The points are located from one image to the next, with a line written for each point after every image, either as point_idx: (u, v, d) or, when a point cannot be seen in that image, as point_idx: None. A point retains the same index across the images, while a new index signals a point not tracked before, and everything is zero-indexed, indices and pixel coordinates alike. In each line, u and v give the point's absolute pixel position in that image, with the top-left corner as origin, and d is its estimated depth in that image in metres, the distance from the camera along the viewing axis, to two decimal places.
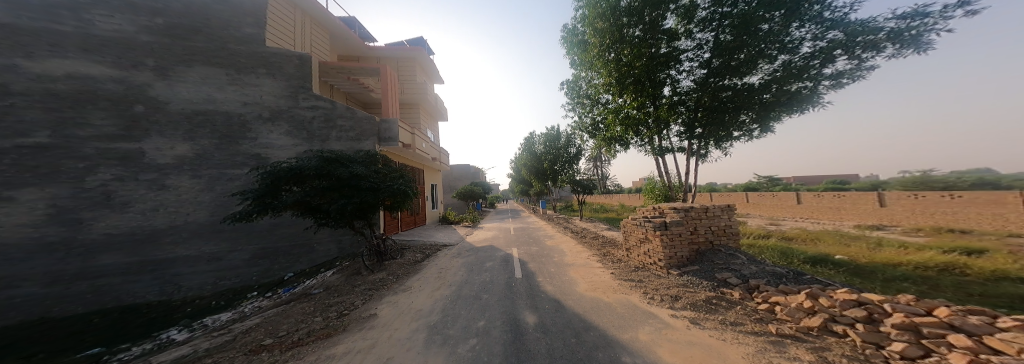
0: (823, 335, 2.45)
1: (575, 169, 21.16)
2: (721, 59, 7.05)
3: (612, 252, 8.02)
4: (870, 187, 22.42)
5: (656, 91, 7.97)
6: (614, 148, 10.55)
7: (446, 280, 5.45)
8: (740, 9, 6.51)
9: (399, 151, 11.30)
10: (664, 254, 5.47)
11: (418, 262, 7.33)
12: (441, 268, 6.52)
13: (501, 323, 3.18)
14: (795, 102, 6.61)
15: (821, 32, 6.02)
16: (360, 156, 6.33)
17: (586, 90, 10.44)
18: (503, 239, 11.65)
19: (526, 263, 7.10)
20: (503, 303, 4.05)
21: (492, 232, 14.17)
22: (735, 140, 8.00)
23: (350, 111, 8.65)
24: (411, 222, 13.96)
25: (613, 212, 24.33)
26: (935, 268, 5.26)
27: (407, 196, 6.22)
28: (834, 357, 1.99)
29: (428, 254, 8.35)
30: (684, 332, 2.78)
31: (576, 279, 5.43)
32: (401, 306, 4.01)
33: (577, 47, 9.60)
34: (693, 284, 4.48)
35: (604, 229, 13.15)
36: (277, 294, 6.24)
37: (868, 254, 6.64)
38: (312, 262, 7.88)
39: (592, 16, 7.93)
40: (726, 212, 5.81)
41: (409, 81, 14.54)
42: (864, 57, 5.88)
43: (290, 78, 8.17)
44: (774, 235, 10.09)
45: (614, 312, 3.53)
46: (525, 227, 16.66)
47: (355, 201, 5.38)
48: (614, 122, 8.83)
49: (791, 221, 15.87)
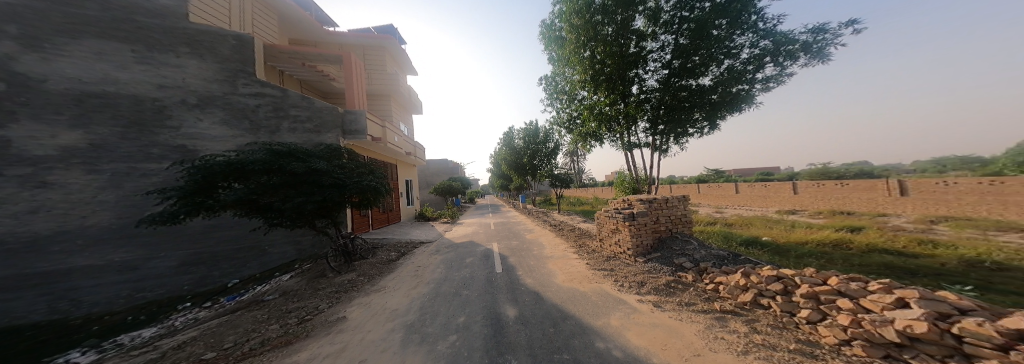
0: (754, 309, 2.84)
1: (553, 163, 21.61)
2: (680, 61, 7.57)
3: (588, 244, 8.39)
4: (790, 178, 26.30)
5: (626, 88, 8.38)
6: (589, 143, 10.94)
7: (423, 279, 5.27)
8: (696, 15, 7.04)
9: (367, 145, 10.66)
10: (632, 243, 5.88)
11: (392, 261, 7.03)
12: (418, 267, 6.33)
13: (481, 318, 3.19)
14: (735, 102, 7.44)
15: (756, 40, 6.75)
16: (321, 151, 5.86)
17: (563, 86, 10.60)
18: (483, 234, 11.62)
19: (506, 257, 7.17)
20: (483, 298, 4.04)
21: (472, 227, 14.09)
22: (691, 136, 8.71)
23: (305, 100, 7.98)
24: (383, 220, 13.34)
25: (590, 205, 25.37)
26: (828, 243, 6.33)
27: (379, 193, 5.97)
28: (762, 327, 2.30)
29: (403, 252, 8.06)
30: (648, 315, 3.02)
31: (554, 270, 5.62)
32: (374, 307, 3.83)
33: (555, 43, 9.73)
34: (655, 270, 4.88)
35: (581, 222, 13.68)
36: (222, 302, 5.57)
37: (787, 234, 7.76)
38: (262, 266, 7.22)
39: (569, 11, 8.05)
40: (682, 202, 6.34)
41: (378, 71, 13.66)
42: (786, 65, 6.73)
43: (224, 60, 7.26)
44: (718, 221, 11.36)
45: (590, 301, 3.73)
46: (506, 221, 16.74)
47: (316, 200, 5.00)
48: (589, 118, 9.20)
49: (733, 208, 17.99)
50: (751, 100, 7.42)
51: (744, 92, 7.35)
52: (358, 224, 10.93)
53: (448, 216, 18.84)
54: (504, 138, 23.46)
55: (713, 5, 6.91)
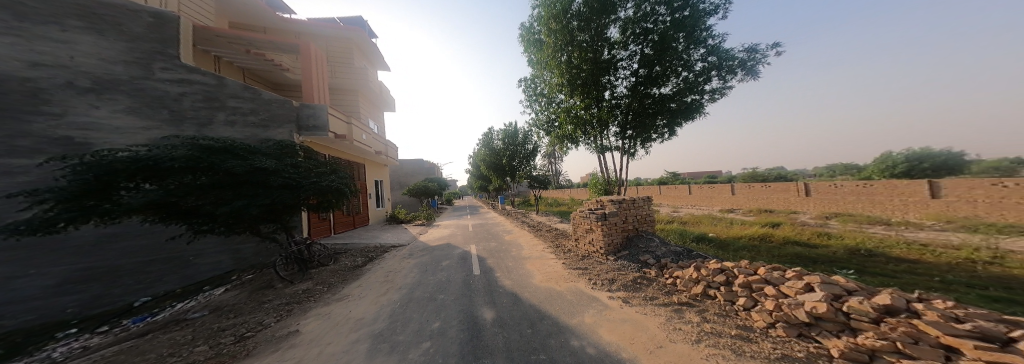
0: (703, 299, 3.14)
1: (532, 164, 21.94)
2: (646, 70, 8.12)
3: (564, 243, 8.60)
4: (730, 180, 30.31)
5: (599, 93, 8.76)
6: (567, 145, 11.29)
7: (394, 284, 5.03)
8: (659, 28, 7.62)
9: (328, 142, 9.85)
10: (604, 242, 6.15)
11: (357, 267, 6.58)
12: (389, 272, 6.01)
13: (457, 322, 3.10)
14: (690, 111, 8.18)
15: (707, 54, 7.50)
16: (267, 148, 5.40)
17: (542, 88, 10.81)
18: (460, 236, 11.34)
19: (485, 259, 7.05)
20: (460, 302, 3.92)
21: (450, 230, 13.75)
22: (654, 141, 9.34)
23: (248, 91, 7.01)
24: (346, 223, 12.41)
25: (568, 206, 26.15)
26: (755, 236, 7.47)
27: (342, 195, 5.64)
28: (711, 316, 2.56)
29: (370, 257, 7.57)
30: (618, 311, 3.17)
31: (532, 271, 5.65)
32: (334, 317, 3.56)
33: (533, 46, 9.93)
34: (624, 268, 5.16)
35: (558, 223, 13.99)
36: (126, 324, 4.17)
37: (726, 230, 8.73)
38: (184, 279, 5.84)
39: (547, 16, 8.32)
40: (646, 203, 6.78)
41: (343, 64, 12.80)
42: (728, 79, 7.60)
43: (135, 38, 5.82)
44: (675, 220, 12.42)
45: (564, 300, 3.81)
46: (484, 222, 16.60)
47: (262, 203, 4.48)
48: (566, 121, 9.66)
49: (691, 208, 19.85)
50: (703, 110, 8.21)
51: (696, 102, 8.12)
52: (315, 228, 10.02)
53: (423, 217, 18.13)
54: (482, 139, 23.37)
55: (673, 20, 7.55)
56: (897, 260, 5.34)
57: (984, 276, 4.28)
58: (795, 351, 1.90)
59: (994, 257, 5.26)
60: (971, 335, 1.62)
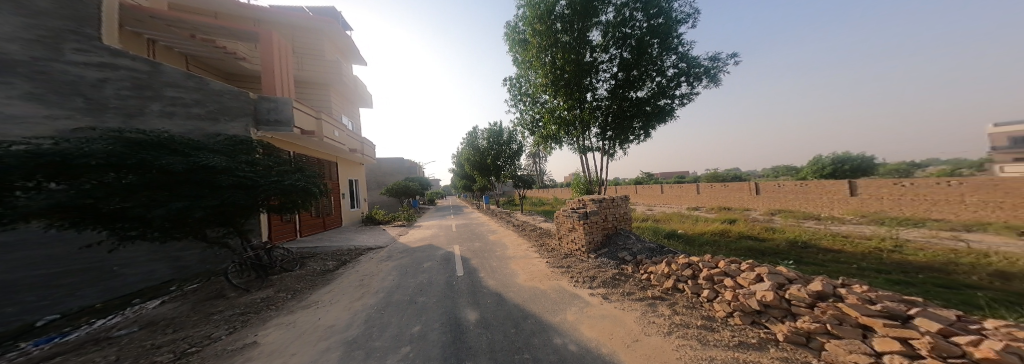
0: (672, 293, 3.83)
1: (517, 164, 21.99)
2: (624, 73, 8.49)
3: (548, 242, 8.74)
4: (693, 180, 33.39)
5: (582, 95, 8.94)
6: (550, 145, 11.43)
7: (371, 288, 4.76)
8: (636, 34, 8.06)
9: (294, 138, 9.08)
10: (585, 240, 6.35)
11: (328, 272, 6.10)
12: (365, 275, 5.69)
13: (439, 325, 3.02)
14: (662, 114, 8.69)
15: (677, 62, 8.05)
16: (216, 145, 4.66)
17: (526, 88, 10.83)
18: (444, 237, 11.09)
19: (469, 259, 6.95)
20: (442, 303, 3.85)
21: (432, 230, 13.46)
22: (632, 143, 9.68)
23: (193, 79, 5.85)
24: (314, 225, 11.54)
25: (550, 205, 26.90)
26: (717, 232, 9.37)
27: (310, 195, 5.25)
28: (679, 309, 3.24)
29: (344, 261, 7.13)
30: (598, 307, 3.39)
31: (516, 270, 5.66)
32: (302, 326, 3.20)
33: (518, 45, 9.98)
34: (604, 265, 5.38)
35: (542, 222, 14.23)
36: (23, 347, 2.96)
37: (692, 227, 10.38)
38: (109, 293, 4.41)
39: (532, 16, 8.55)
40: (624, 202, 7.10)
41: (311, 56, 11.91)
42: (695, 86, 8.21)
43: (36, 11, 4.45)
44: (648, 218, 13.29)
45: (548, 298, 3.87)
46: (468, 222, 16.54)
47: (214, 206, 3.86)
48: (550, 121, 9.82)
49: (663, 207, 21.17)
50: (674, 114, 8.74)
51: (668, 106, 8.64)
52: (276, 231, 9.16)
53: (403, 218, 17.54)
54: (466, 138, 23.11)
55: (648, 27, 7.99)
56: (824, 258, 6.30)
57: (883, 269, 5.36)
58: (749, 337, 2.46)
59: (891, 253, 6.59)
60: (881, 314, 2.19)
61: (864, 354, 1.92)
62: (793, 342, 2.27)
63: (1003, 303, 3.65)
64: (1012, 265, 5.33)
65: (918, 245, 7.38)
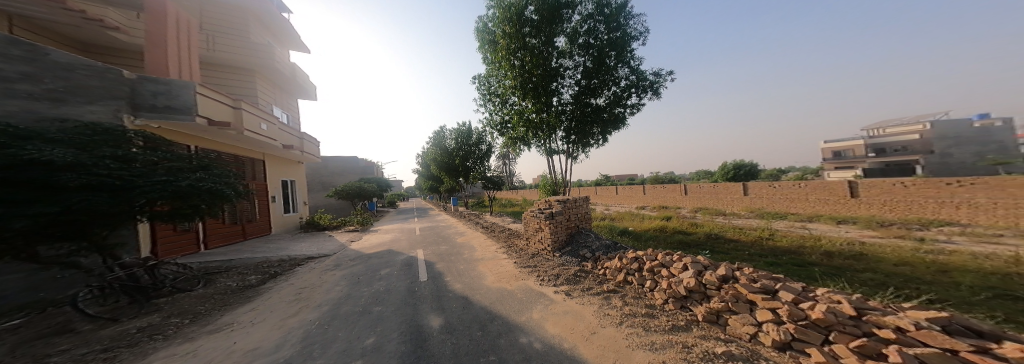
0: (623, 284, 4.09)
1: (486, 166, 21.73)
2: (587, 81, 8.92)
3: (516, 243, 8.68)
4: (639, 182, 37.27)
5: (548, 98, 9.12)
6: (519, 147, 11.43)
7: (308, 302, 4.09)
8: (596, 45, 8.55)
9: (200, 130, 7.52)
10: (551, 239, 6.46)
11: (251, 287, 5.11)
12: (303, 287, 4.92)
13: (396, 334, 2.67)
14: (618, 121, 9.38)
15: (631, 73, 8.76)
16: (52, 133, 3.32)
17: (495, 88, 10.64)
18: (405, 242, 10.26)
19: (433, 264, 6.48)
20: (401, 312, 3.45)
21: (390, 234, 12.46)
22: (592, 147, 10.23)
23: (22, 45, 4.14)
24: (227, 233, 9.52)
25: (519, 206, 27.20)
26: (659, 227, 10.56)
27: (218, 198, 4.36)
28: (628, 300, 3.44)
29: (272, 274, 6.06)
30: (562, 303, 3.41)
31: (484, 272, 5.47)
32: (203, 355, 2.52)
33: (488, 44, 9.81)
34: (568, 263, 5.52)
35: (511, 223, 14.21)
36: None
37: (640, 224, 11.44)
38: None
39: (502, 18, 8.59)
40: (584, 202, 7.44)
41: (227, 34, 10.03)
42: (645, 97, 9.04)
43: None
44: (606, 217, 14.27)
45: (515, 298, 3.76)
46: (433, 225, 15.70)
47: (67, 215, 2.81)
48: (518, 123, 9.84)
49: (618, 207, 22.95)
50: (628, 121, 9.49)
51: (624, 114, 9.33)
52: (167, 245, 7.26)
53: (356, 223, 15.93)
54: (432, 137, 22.10)
55: (608, 40, 8.52)
56: (741, 246, 7.47)
57: (763, 253, 6.53)
58: (679, 321, 2.71)
59: (768, 240, 8.23)
60: (760, 290, 2.63)
61: (752, 325, 2.29)
62: (709, 321, 2.58)
63: (828, 275, 4.78)
64: (833, 246, 7.14)
65: (787, 233, 9.40)
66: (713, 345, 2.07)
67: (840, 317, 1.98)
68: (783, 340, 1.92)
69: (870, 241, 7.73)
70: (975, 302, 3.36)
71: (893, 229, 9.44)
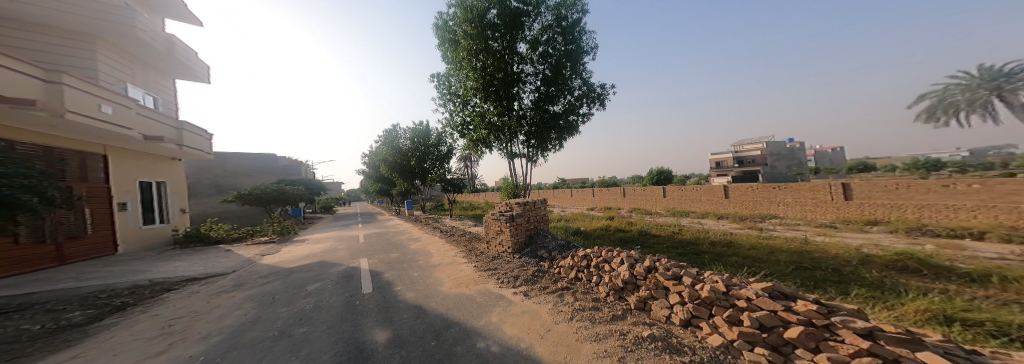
0: (575, 281, 4.13)
1: (446, 168, 20.56)
2: (546, 88, 9.09)
3: (478, 247, 8.28)
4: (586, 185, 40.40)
5: (510, 103, 9.01)
6: (480, 150, 11.05)
7: (186, 334, 3.05)
8: (553, 54, 8.80)
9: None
10: (511, 241, 6.29)
11: (83, 326, 3.57)
12: (180, 316, 3.74)
13: (325, 357, 2.09)
14: (574, 128, 9.80)
15: (585, 85, 9.26)
16: None
17: (455, 89, 10.10)
18: (346, 251, 8.88)
19: (380, 274, 5.66)
20: (335, 330, 2.80)
21: (325, 244, 10.73)
22: (551, 152, 10.49)
23: None
24: (27, 257, 6.39)
25: (480, 209, 26.65)
26: (605, 226, 11.36)
27: (9, 210, 2.95)
28: (576, 295, 3.44)
29: (125, 307, 4.38)
30: (520, 304, 3.21)
31: (441, 279, 4.96)
32: None
33: (448, 43, 9.27)
34: (526, 264, 5.39)
35: (473, 226, 13.66)
36: None
37: (590, 224, 12.17)
38: None
39: (463, 18, 8.24)
40: (543, 205, 7.47)
41: None
42: (597, 107, 9.64)
43: None
44: (562, 218, 14.86)
45: (473, 303, 3.43)
46: (382, 231, 14.15)
47: None
48: (480, 126, 9.48)
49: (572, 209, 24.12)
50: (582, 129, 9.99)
51: (579, 122, 9.78)
52: None
53: (270, 232, 13.31)
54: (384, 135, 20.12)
55: (564, 51, 8.88)
56: (671, 240, 8.48)
57: (673, 246, 7.43)
58: (616, 310, 2.79)
59: (676, 233, 9.60)
60: (670, 276, 2.83)
61: (666, 307, 2.50)
62: (639, 307, 2.77)
63: (710, 259, 5.74)
64: (711, 235, 8.83)
65: (692, 227, 11.09)
66: (641, 329, 2.16)
67: (715, 293, 2.28)
68: (683, 317, 2.20)
69: (735, 232, 9.66)
70: (787, 273, 4.53)
71: (746, 221, 12.21)
